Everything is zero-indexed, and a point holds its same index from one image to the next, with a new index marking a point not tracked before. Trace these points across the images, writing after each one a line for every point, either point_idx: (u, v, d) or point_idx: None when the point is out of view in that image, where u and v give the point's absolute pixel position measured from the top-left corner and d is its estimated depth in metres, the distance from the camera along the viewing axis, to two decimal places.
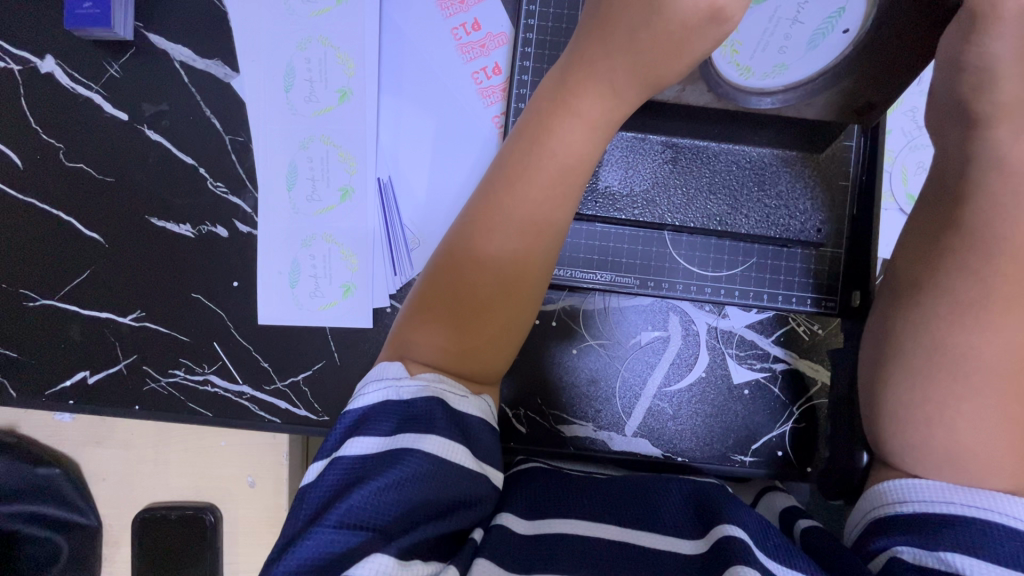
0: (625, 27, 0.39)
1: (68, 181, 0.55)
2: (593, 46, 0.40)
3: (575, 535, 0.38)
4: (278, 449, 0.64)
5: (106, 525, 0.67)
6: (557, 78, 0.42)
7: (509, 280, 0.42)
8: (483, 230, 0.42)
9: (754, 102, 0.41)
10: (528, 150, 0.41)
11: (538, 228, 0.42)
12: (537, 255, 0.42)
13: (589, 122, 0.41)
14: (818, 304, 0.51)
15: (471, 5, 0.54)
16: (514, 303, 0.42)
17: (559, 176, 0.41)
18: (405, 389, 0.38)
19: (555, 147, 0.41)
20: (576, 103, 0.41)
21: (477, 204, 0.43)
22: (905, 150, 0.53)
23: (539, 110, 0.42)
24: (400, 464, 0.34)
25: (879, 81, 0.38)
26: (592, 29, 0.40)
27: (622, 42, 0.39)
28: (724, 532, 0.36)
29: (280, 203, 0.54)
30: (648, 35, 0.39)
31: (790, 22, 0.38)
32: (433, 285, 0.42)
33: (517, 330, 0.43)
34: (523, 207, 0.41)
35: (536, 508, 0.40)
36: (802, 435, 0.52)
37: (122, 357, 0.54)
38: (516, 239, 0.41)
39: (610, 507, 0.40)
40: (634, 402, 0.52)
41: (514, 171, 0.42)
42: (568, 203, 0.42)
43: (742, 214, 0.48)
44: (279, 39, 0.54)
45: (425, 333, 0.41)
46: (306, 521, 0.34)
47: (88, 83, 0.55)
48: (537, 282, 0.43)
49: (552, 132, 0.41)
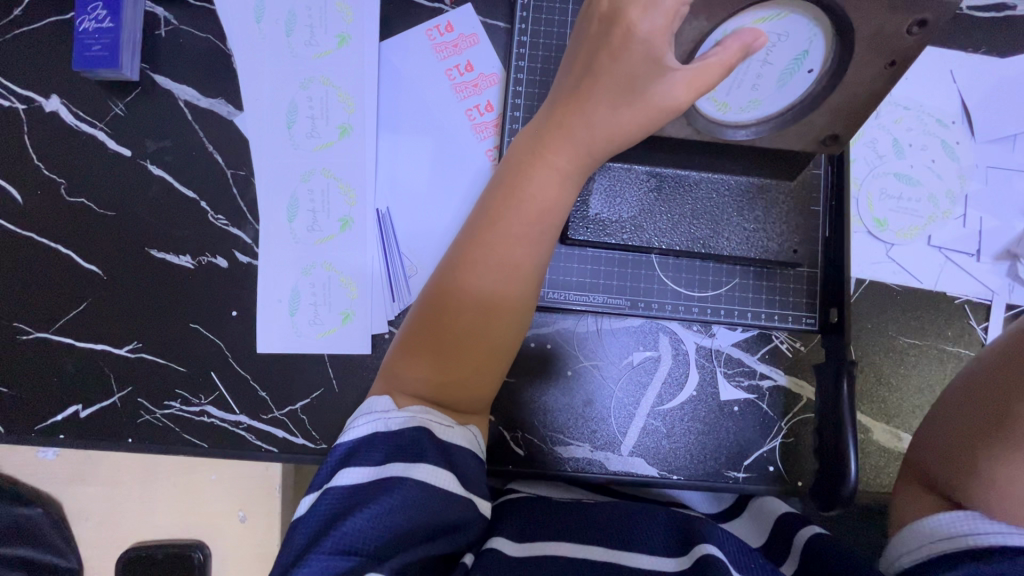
0: (600, 98, 0.42)
1: (68, 216, 0.56)
2: (570, 113, 0.43)
3: (567, 557, 0.39)
4: (272, 482, 0.64)
5: (88, 567, 0.64)
6: (534, 135, 0.45)
7: (498, 306, 0.43)
8: (467, 264, 0.43)
9: (732, 134, 0.44)
10: (511, 190, 0.44)
11: (522, 261, 0.43)
12: (522, 286, 0.44)
13: (563, 174, 0.44)
14: (799, 321, 0.54)
15: (465, 48, 0.57)
16: (504, 327, 0.43)
17: (538, 215, 0.44)
18: (392, 421, 0.39)
19: (534, 194, 0.43)
20: (553, 157, 0.43)
21: (463, 241, 0.44)
22: (869, 178, 0.58)
23: (519, 160, 0.45)
24: (390, 492, 0.36)
25: (838, 115, 0.41)
26: (569, 96, 0.43)
27: (598, 111, 0.42)
28: (703, 551, 0.37)
29: (282, 234, 0.55)
30: (619, 105, 0.41)
31: (761, 63, 0.40)
32: (427, 312, 0.44)
33: (506, 352, 0.44)
34: (505, 243, 0.43)
35: (527, 532, 0.41)
36: (791, 449, 0.53)
37: (117, 389, 0.54)
38: (504, 270, 0.43)
39: (597, 530, 0.41)
40: (629, 421, 0.54)
41: (497, 210, 0.44)
42: (547, 239, 0.44)
43: (723, 236, 0.51)
44: (284, 79, 0.56)
45: (420, 361, 0.42)
46: (300, 552, 0.34)
47: (93, 121, 0.56)
48: (519, 314, 0.44)
49: (530, 180, 0.44)
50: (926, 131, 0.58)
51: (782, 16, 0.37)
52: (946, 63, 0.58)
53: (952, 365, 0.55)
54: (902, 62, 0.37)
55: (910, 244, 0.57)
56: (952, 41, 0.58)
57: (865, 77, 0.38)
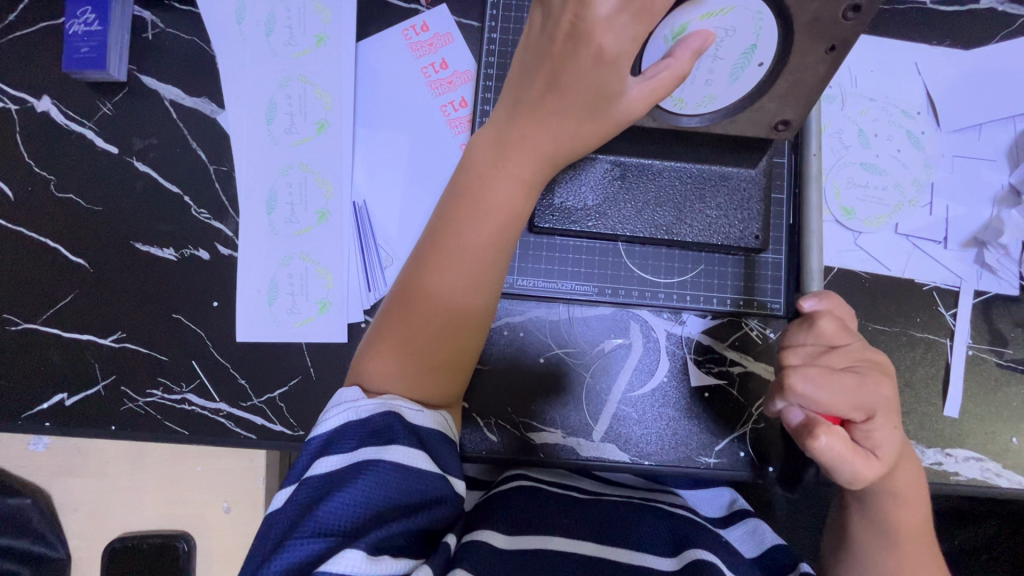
0: (559, 102, 0.41)
1: (57, 211, 0.58)
2: (531, 117, 0.42)
3: (557, 550, 0.42)
4: (255, 472, 0.65)
5: (75, 557, 0.66)
6: (495, 136, 0.43)
7: (458, 308, 0.43)
8: (430, 268, 0.43)
9: (687, 122, 0.45)
10: (472, 195, 0.43)
11: (484, 266, 0.43)
12: (484, 289, 0.44)
13: (523, 180, 0.43)
14: (766, 307, 0.55)
15: (439, 47, 0.59)
16: (464, 327, 0.44)
17: (500, 222, 0.43)
18: (362, 408, 0.40)
19: (495, 201, 0.43)
20: (511, 162, 0.42)
21: (426, 244, 0.44)
22: (836, 167, 0.59)
23: (476, 163, 0.43)
24: (363, 475, 0.37)
25: (787, 100, 0.42)
26: (528, 98, 0.42)
27: (556, 115, 0.41)
28: (694, 556, 0.42)
29: (261, 226, 0.57)
30: (579, 112, 0.41)
31: (711, 58, 0.41)
32: (390, 314, 0.44)
33: (470, 350, 0.45)
34: (467, 249, 0.43)
35: (517, 525, 0.44)
36: (762, 434, 0.54)
37: (101, 378, 0.55)
38: (468, 275, 0.43)
39: (586, 527, 0.45)
40: (600, 407, 0.55)
41: (460, 219, 0.43)
42: (510, 241, 0.44)
43: (686, 223, 0.52)
44: (264, 78, 0.58)
45: (383, 355, 0.43)
46: (279, 538, 0.36)
47: (81, 120, 0.59)
48: (482, 315, 0.44)
49: (490, 186, 0.43)
50: (891, 121, 0.59)
51: (726, 11, 0.39)
52: (910, 56, 0.59)
53: (920, 351, 0.56)
54: (842, 47, 0.38)
55: (878, 232, 0.58)
56: (917, 34, 0.60)
57: (809, 61, 0.40)
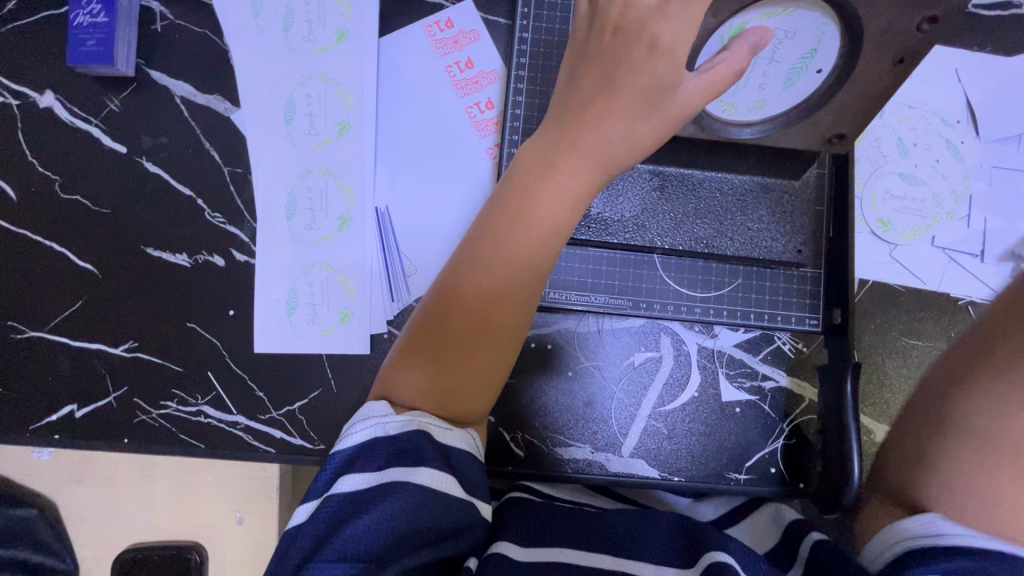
0: (609, 102, 0.39)
1: (63, 214, 0.55)
2: (582, 119, 0.40)
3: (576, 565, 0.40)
4: (269, 483, 0.63)
5: (83, 568, 0.64)
6: (542, 137, 0.41)
7: (496, 318, 0.41)
8: (469, 274, 0.41)
9: (738, 133, 0.44)
10: (513, 199, 0.41)
11: (525, 273, 0.41)
12: (522, 297, 0.42)
13: (567, 184, 0.40)
14: (802, 322, 0.53)
15: (465, 45, 0.56)
16: (500, 341, 0.41)
17: (541, 227, 0.41)
18: (391, 425, 0.38)
19: (538, 205, 0.41)
20: (557, 165, 0.40)
21: (464, 250, 0.42)
22: (872, 177, 0.57)
23: (519, 165, 0.42)
24: (391, 497, 0.35)
25: (843, 112, 0.40)
26: (577, 96, 0.40)
27: (607, 115, 0.39)
28: (713, 559, 0.38)
29: (280, 232, 0.54)
30: (632, 112, 0.39)
31: (767, 61, 0.39)
32: (425, 324, 0.42)
33: (506, 364, 0.42)
34: (506, 254, 0.41)
35: (532, 537, 0.42)
36: (794, 450, 0.53)
37: (113, 389, 0.53)
38: (507, 282, 0.41)
39: (603, 537, 0.42)
40: (630, 422, 0.53)
41: (500, 223, 0.41)
42: (551, 248, 0.42)
43: (727, 237, 0.50)
44: (281, 75, 0.56)
45: (416, 372, 0.41)
46: (301, 559, 0.34)
47: (87, 117, 0.56)
48: (519, 326, 0.42)
49: (533, 188, 0.41)
50: (930, 130, 0.57)
51: (786, 13, 0.37)
52: (950, 64, 0.58)
53: None
54: (909, 59, 0.36)
55: (914, 245, 0.56)
56: (957, 41, 0.58)
57: (871, 74, 0.38)
